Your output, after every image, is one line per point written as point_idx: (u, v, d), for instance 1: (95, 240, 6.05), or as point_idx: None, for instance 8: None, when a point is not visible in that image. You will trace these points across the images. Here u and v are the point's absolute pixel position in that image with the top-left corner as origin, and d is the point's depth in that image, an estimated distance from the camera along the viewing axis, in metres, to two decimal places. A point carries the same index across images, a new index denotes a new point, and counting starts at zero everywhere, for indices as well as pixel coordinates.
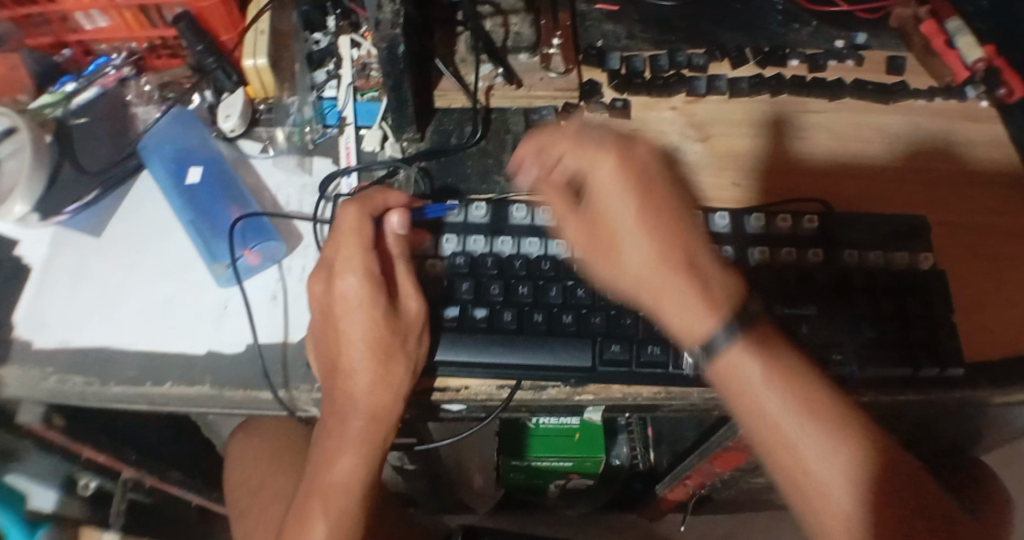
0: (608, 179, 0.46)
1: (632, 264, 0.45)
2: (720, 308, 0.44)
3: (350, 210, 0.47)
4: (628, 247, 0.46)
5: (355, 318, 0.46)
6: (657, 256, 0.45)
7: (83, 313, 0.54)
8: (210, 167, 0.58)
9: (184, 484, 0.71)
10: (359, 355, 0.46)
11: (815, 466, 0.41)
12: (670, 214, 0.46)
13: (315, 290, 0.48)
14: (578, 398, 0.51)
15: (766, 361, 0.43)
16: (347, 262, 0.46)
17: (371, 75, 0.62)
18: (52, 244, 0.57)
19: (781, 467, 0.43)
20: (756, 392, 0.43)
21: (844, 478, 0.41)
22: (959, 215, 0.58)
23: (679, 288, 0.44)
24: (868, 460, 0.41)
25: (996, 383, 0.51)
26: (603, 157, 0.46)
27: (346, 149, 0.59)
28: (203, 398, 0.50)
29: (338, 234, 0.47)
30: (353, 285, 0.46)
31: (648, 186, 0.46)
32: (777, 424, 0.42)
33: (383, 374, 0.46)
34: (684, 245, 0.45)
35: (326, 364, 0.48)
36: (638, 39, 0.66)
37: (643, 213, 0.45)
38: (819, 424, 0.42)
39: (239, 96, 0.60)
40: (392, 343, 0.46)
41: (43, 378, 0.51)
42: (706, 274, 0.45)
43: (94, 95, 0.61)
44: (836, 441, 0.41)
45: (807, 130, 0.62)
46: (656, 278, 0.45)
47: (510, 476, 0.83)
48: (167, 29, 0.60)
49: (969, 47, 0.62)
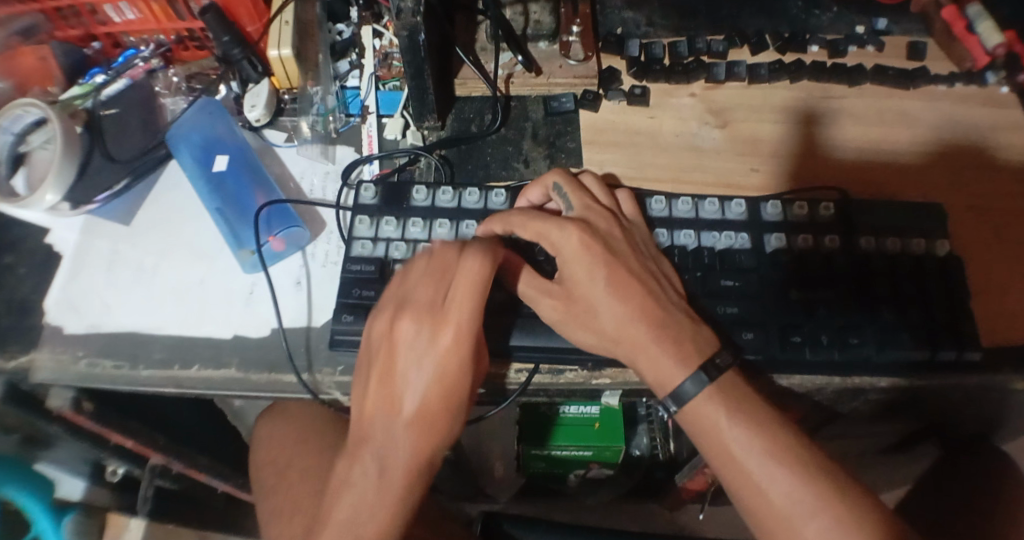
0: (573, 255, 0.48)
1: (605, 327, 0.47)
2: (692, 358, 0.45)
3: (482, 260, 0.45)
4: (600, 314, 0.47)
5: (449, 373, 0.43)
6: (628, 317, 0.46)
7: (111, 299, 0.55)
8: (236, 156, 0.59)
9: (211, 469, 0.72)
10: (429, 414, 0.43)
11: (776, 499, 0.42)
12: (635, 277, 0.48)
13: (409, 334, 0.44)
14: (595, 382, 0.51)
15: (727, 402, 0.44)
16: (464, 312, 0.44)
17: (393, 64, 0.64)
18: (82, 232, 0.58)
19: (746, 504, 0.43)
20: (723, 433, 0.44)
21: (806, 511, 0.41)
22: (982, 200, 0.58)
23: (656, 346, 0.45)
24: (837, 496, 0.42)
25: (1016, 367, 0.51)
26: (566, 231, 0.48)
27: (369, 137, 0.61)
28: (230, 381, 0.51)
29: (461, 281, 0.45)
30: (456, 341, 0.43)
31: (610, 257, 0.48)
32: (740, 461, 0.43)
33: (437, 439, 0.44)
34: (654, 300, 0.47)
35: (380, 412, 0.44)
36: (658, 26, 0.66)
37: (611, 279, 0.47)
38: (783, 463, 0.42)
39: (265, 85, 0.62)
40: (459, 410, 0.44)
41: (74, 362, 0.52)
42: (680, 329, 0.46)
43: (123, 87, 0.63)
44: (797, 476, 0.42)
45: (828, 116, 0.62)
46: (632, 334, 0.46)
47: (531, 464, 0.83)
48: (194, 22, 0.62)
49: (990, 32, 0.62)
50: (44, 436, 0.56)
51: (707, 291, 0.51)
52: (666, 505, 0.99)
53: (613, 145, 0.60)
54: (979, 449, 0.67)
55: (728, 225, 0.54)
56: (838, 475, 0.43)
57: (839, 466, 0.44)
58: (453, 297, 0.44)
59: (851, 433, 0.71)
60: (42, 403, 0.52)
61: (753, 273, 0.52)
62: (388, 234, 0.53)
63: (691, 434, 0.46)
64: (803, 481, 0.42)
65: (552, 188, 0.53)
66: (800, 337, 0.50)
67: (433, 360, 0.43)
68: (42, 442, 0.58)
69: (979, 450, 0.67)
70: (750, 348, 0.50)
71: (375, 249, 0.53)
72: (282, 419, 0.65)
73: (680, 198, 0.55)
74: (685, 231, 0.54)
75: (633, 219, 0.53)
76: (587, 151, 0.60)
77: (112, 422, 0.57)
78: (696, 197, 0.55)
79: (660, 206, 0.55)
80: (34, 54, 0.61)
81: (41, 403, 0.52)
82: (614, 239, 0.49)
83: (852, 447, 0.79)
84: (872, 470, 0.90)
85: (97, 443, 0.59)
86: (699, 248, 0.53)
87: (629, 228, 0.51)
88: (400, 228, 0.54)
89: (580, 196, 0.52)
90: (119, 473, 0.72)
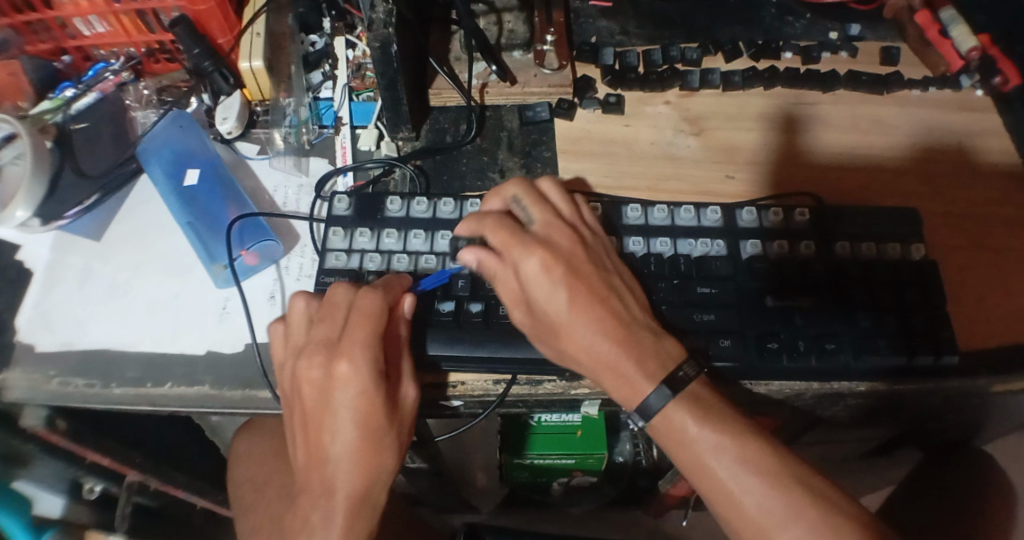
0: (534, 276, 0.46)
1: (573, 350, 0.46)
2: (655, 375, 0.44)
3: (367, 293, 0.46)
4: (565, 337, 0.45)
5: (352, 410, 0.43)
6: (592, 342, 0.45)
7: (84, 315, 0.54)
8: (207, 169, 0.58)
9: (188, 485, 0.71)
10: (353, 450, 0.43)
11: (751, 508, 0.42)
12: (597, 298, 0.46)
13: (310, 374, 0.44)
14: (574, 392, 0.51)
15: (695, 413, 0.44)
16: (357, 348, 0.43)
17: (367, 75, 0.63)
18: (53, 248, 0.57)
19: (721, 512, 0.43)
20: (694, 445, 0.43)
21: (779, 520, 0.41)
22: (959, 206, 0.58)
23: (622, 366, 0.44)
24: (813, 507, 0.41)
25: (993, 371, 0.51)
26: (528, 252, 0.46)
27: (342, 148, 0.60)
28: (204, 398, 0.50)
29: (354, 316, 0.45)
30: (355, 371, 0.43)
31: (572, 277, 0.46)
32: (712, 470, 0.43)
33: (370, 470, 0.43)
34: (617, 321, 0.46)
35: (311, 453, 0.44)
36: (632, 34, 0.66)
37: (574, 303, 0.45)
38: (757, 472, 0.42)
39: (236, 98, 0.61)
40: (383, 434, 0.43)
41: (45, 381, 0.51)
42: (647, 350, 0.45)
43: (94, 100, 0.61)
44: (770, 487, 0.42)
45: (805, 122, 0.62)
46: (597, 355, 0.45)
47: (514, 475, 0.84)
48: (165, 33, 0.61)
49: (964, 36, 0.63)
50: (18, 454, 0.55)
51: (684, 300, 0.51)
52: (650, 512, 0.99)
53: (588, 154, 0.60)
54: (958, 453, 0.68)
55: (704, 232, 0.54)
56: (813, 483, 0.42)
57: (815, 473, 0.43)
58: (347, 331, 0.44)
59: (832, 438, 0.71)
60: (16, 422, 0.51)
61: (729, 281, 0.52)
62: (362, 245, 0.53)
63: (661, 443, 0.45)
64: (776, 490, 0.41)
65: (512, 199, 0.51)
66: (778, 344, 0.50)
67: (339, 395, 0.43)
68: (15, 460, 0.57)
69: (957, 455, 0.67)
70: (725, 356, 0.49)
71: (349, 261, 0.52)
72: (262, 434, 0.65)
73: (655, 206, 0.55)
74: (661, 238, 0.54)
75: (596, 229, 0.51)
76: (562, 160, 0.59)
77: (85, 440, 0.56)
78: (671, 205, 0.55)
79: (636, 215, 0.55)
80: (4, 69, 0.60)
81: (13, 422, 0.51)
82: (576, 259, 0.47)
83: (834, 452, 0.79)
84: (854, 475, 0.90)
85: (72, 461, 0.58)
86: (674, 256, 0.53)
87: (592, 244, 0.49)
88: (374, 239, 0.53)
89: (542, 209, 0.50)
90: (96, 491, 0.72)
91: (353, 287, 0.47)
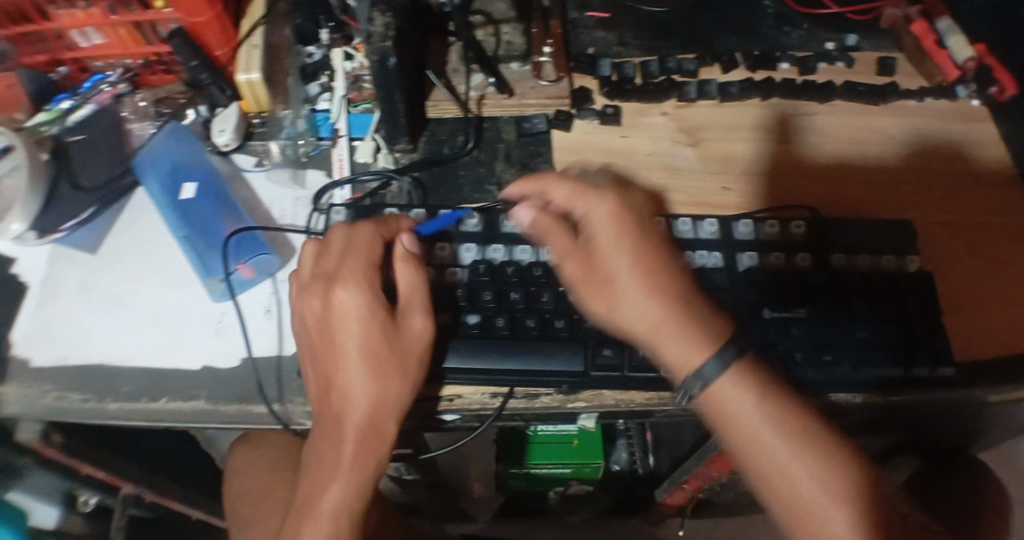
0: (603, 220, 0.46)
1: (627, 303, 0.44)
2: (714, 343, 0.43)
3: (363, 229, 0.49)
4: (621, 286, 0.44)
5: (352, 335, 0.45)
6: (652, 293, 0.44)
7: (81, 328, 0.54)
8: (205, 183, 0.58)
9: (185, 497, 0.71)
10: (356, 375, 0.45)
11: (804, 484, 0.40)
12: (662, 253, 0.46)
13: (312, 305, 0.47)
14: (571, 405, 0.50)
15: (755, 389, 0.41)
16: (352, 277, 0.46)
17: (364, 86, 0.63)
18: (50, 261, 0.57)
19: (770, 488, 0.41)
20: (747, 423, 0.41)
21: (832, 498, 0.39)
22: (958, 216, 0.58)
23: (675, 324, 0.43)
24: (865, 487, 0.40)
25: (991, 382, 0.51)
26: (600, 198, 0.47)
27: (339, 161, 0.60)
28: (200, 413, 0.50)
29: (350, 249, 0.48)
30: (353, 297, 0.46)
31: (641, 228, 0.46)
32: (767, 448, 0.41)
33: (381, 396, 0.45)
34: (678, 279, 0.45)
35: (322, 382, 0.46)
36: (629, 45, 0.66)
37: (638, 251, 0.45)
38: (809, 448, 0.40)
39: (234, 110, 0.61)
40: (389, 362, 0.45)
41: (42, 395, 0.51)
42: (695, 309, 0.44)
43: (90, 112, 0.61)
44: (823, 463, 0.40)
45: (802, 132, 0.62)
46: (653, 308, 0.44)
47: (511, 484, 0.83)
48: (161, 45, 0.61)
49: (961, 46, 0.62)
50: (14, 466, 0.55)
51: None
52: (648, 521, 0.99)
53: (586, 165, 0.60)
54: (956, 461, 0.68)
55: (702, 245, 0.54)
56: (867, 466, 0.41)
57: None
58: (343, 264, 0.47)
59: None
60: (11, 436, 0.51)
61: (728, 293, 0.52)
62: None
63: (712, 419, 0.43)
64: (829, 471, 0.40)
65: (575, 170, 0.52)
66: (776, 356, 0.50)
67: (342, 322, 0.46)
68: (12, 472, 0.57)
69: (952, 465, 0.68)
70: None
71: None
72: (258, 446, 0.64)
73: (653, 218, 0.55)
74: None
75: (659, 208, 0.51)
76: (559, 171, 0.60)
77: (82, 453, 0.56)
78: (669, 217, 0.55)
79: None
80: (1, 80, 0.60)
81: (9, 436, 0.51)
82: (646, 214, 0.47)
83: None
84: None
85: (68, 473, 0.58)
86: None
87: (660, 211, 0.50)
88: None
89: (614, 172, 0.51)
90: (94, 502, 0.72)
91: (350, 226, 0.49)
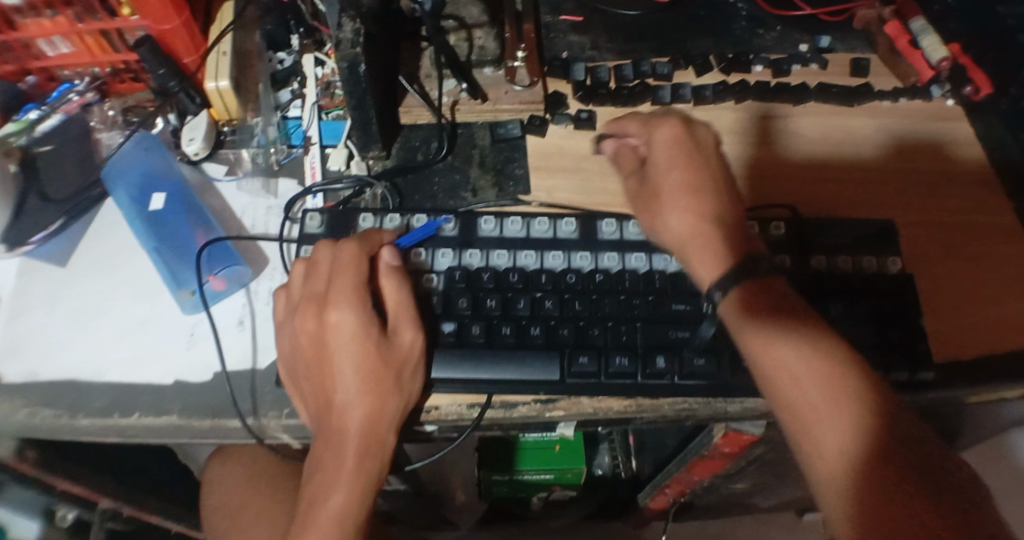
0: (663, 142, 0.53)
1: (666, 218, 0.51)
2: (725, 258, 0.49)
3: (349, 246, 0.48)
4: (665, 201, 0.52)
5: (348, 352, 0.46)
6: (691, 210, 0.51)
7: (52, 342, 0.53)
8: (175, 192, 0.57)
9: (162, 511, 0.70)
10: (354, 391, 0.46)
11: (805, 389, 0.43)
12: (711, 178, 0.52)
13: (305, 326, 0.47)
14: (549, 414, 0.50)
15: (761, 295, 0.47)
16: (344, 297, 0.47)
17: (336, 93, 0.62)
18: (19, 275, 0.56)
19: (779, 395, 0.44)
20: (754, 325, 0.46)
21: (828, 398, 0.42)
22: (936, 215, 0.58)
23: (701, 236, 0.50)
24: (861, 391, 0.42)
25: (968, 383, 0.51)
26: (664, 124, 0.54)
27: (312, 168, 0.59)
28: (173, 429, 0.50)
29: (338, 268, 0.48)
30: (345, 317, 0.46)
31: (695, 153, 0.53)
32: (770, 352, 0.44)
33: (379, 409, 0.46)
34: (720, 199, 0.52)
35: (318, 398, 0.47)
36: (603, 49, 0.66)
37: (688, 173, 0.52)
38: (809, 353, 0.44)
39: (204, 118, 0.61)
40: (384, 377, 0.46)
41: (13, 411, 0.49)
42: (726, 230, 0.50)
43: (58, 122, 0.61)
44: (821, 357, 0.43)
45: (777, 134, 0.62)
46: (684, 226, 0.51)
47: (493, 490, 0.84)
48: (130, 54, 0.61)
49: (934, 46, 0.62)
50: None
51: (659, 315, 0.51)
52: (631, 524, 0.99)
53: (561, 170, 0.60)
54: None
55: None
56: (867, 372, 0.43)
57: None
58: (333, 283, 0.47)
59: None
60: None
61: None
62: None
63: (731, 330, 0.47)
64: (826, 374, 0.43)
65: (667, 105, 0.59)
66: None
67: (337, 339, 0.46)
68: None
69: None
70: (699, 374, 0.49)
71: None
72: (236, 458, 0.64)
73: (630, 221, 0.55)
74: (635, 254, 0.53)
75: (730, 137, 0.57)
76: (534, 177, 0.59)
77: (56, 469, 0.55)
78: None
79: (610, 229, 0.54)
80: None
81: None
82: (709, 142, 0.54)
83: None
84: None
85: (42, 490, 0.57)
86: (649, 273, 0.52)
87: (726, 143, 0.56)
88: None
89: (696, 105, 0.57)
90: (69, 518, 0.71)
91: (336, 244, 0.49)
